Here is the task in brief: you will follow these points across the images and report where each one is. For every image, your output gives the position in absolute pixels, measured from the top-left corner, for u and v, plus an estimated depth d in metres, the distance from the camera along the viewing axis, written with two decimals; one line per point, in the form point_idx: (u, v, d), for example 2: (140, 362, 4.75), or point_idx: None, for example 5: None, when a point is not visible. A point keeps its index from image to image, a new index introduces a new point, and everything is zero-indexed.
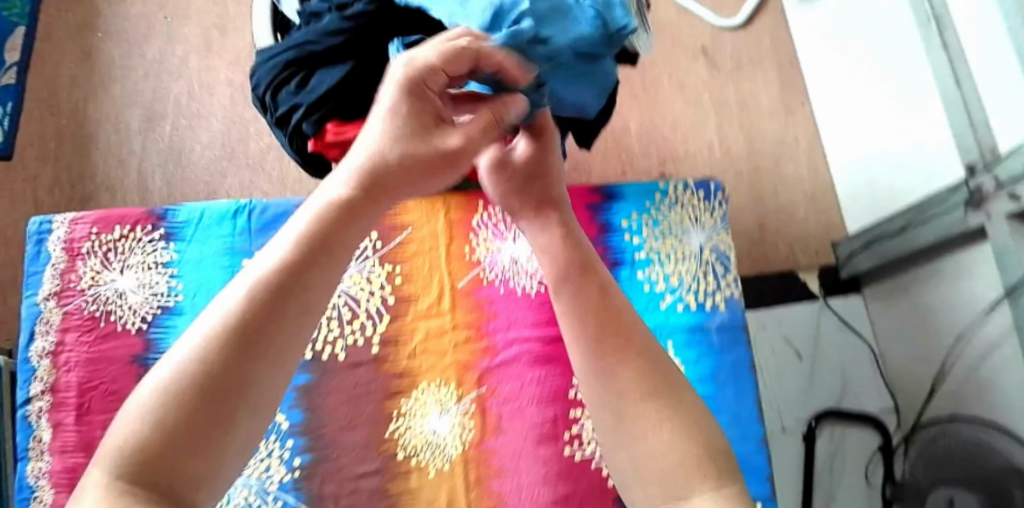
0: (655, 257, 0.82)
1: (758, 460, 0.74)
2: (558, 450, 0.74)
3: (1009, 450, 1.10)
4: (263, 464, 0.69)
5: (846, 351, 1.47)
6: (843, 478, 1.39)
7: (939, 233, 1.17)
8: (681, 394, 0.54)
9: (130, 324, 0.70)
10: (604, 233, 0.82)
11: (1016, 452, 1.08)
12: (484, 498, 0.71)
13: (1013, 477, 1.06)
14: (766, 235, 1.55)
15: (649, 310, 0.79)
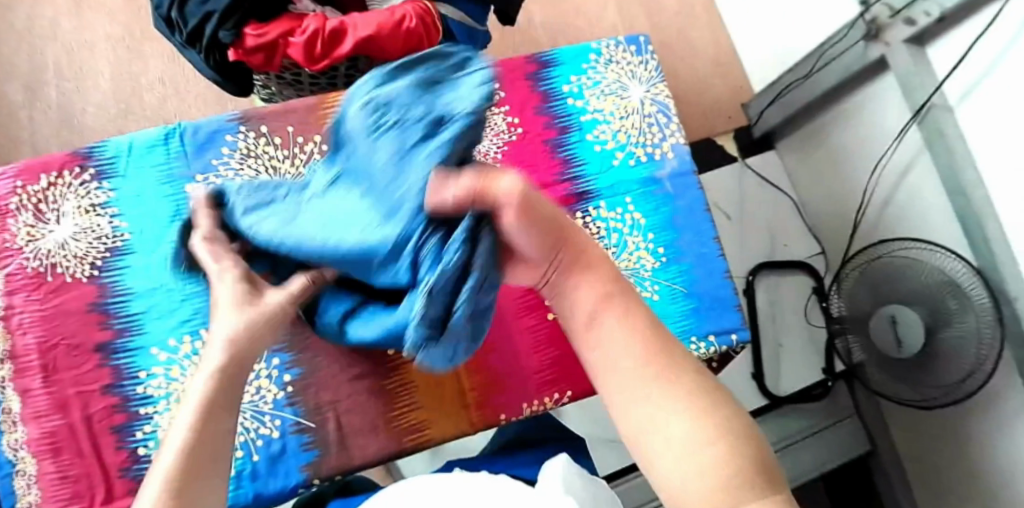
0: (601, 116, 0.84)
1: (724, 291, 0.81)
2: (542, 316, 0.75)
3: (942, 262, 1.18)
4: (251, 386, 0.65)
5: (771, 203, 1.65)
6: (786, 318, 1.58)
7: (845, 70, 1.34)
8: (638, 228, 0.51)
9: (79, 273, 0.67)
10: (548, 102, 0.83)
11: (950, 263, 1.17)
12: (475, 373, 0.71)
13: (949, 288, 1.15)
14: (681, 106, 1.67)
15: (603, 168, 0.82)
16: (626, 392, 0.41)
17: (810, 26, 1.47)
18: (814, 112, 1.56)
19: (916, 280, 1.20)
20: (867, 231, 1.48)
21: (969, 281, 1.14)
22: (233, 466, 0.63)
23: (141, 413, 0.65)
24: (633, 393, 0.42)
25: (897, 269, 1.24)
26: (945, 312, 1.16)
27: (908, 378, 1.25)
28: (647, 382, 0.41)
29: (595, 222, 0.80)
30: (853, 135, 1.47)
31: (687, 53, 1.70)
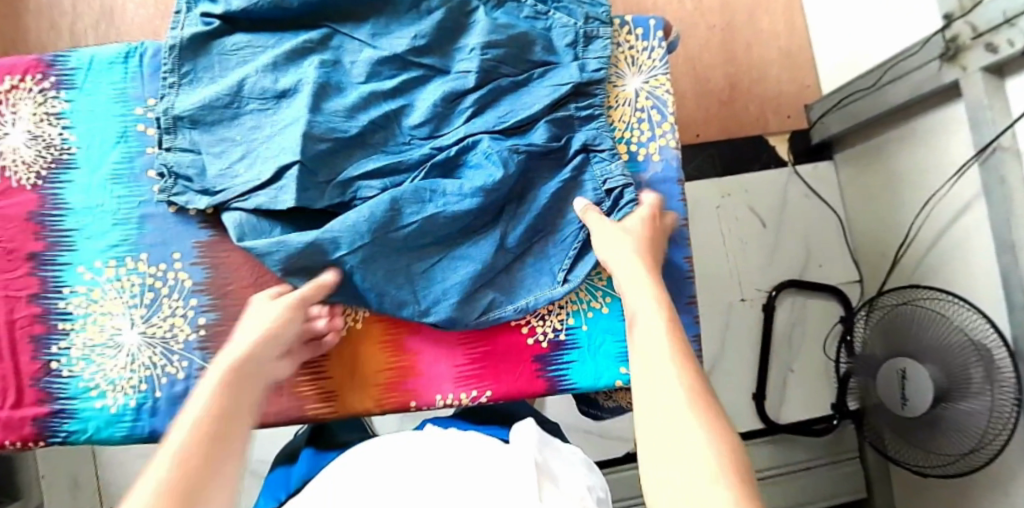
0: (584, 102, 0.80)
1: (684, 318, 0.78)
2: None
3: (969, 323, 1.11)
4: (167, 322, 0.68)
5: (813, 217, 1.53)
6: (803, 344, 1.50)
7: (912, 91, 1.21)
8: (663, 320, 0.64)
9: (24, 180, 0.68)
10: None
11: (977, 326, 1.10)
12: (399, 353, 0.73)
13: (972, 355, 1.09)
14: (736, 95, 1.53)
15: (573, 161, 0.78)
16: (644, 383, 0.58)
17: (891, 31, 1.31)
18: (875, 129, 1.41)
19: (937, 338, 1.14)
20: (906, 268, 1.38)
21: (997, 349, 1.07)
22: (135, 400, 0.67)
23: (58, 327, 0.67)
24: (653, 382, 0.57)
25: (921, 322, 1.18)
26: (964, 378, 1.11)
27: (908, 435, 1.23)
28: (653, 372, 0.58)
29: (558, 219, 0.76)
30: (911, 162, 1.33)
31: (755, 39, 1.54)
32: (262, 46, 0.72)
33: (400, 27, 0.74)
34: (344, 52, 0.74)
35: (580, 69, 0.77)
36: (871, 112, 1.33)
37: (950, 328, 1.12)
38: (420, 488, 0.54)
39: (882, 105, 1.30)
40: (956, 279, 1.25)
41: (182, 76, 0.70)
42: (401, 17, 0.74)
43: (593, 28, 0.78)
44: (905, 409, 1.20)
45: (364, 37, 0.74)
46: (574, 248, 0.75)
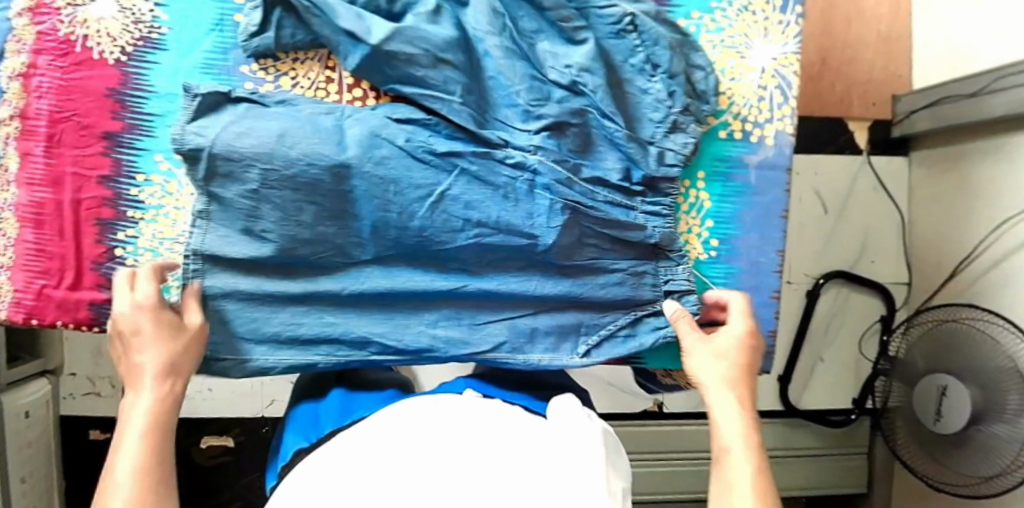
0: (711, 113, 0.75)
1: (764, 313, 0.76)
2: None
3: (1010, 344, 1.08)
4: None
5: (875, 213, 1.48)
6: (838, 336, 1.48)
7: (1016, 107, 1.14)
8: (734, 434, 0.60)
9: (108, 54, 0.64)
10: None
11: (1016, 346, 1.07)
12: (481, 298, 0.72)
13: (1010, 378, 1.07)
14: (825, 72, 1.44)
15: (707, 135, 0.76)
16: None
17: (1008, 37, 1.21)
18: (961, 135, 1.34)
19: (981, 361, 1.12)
20: (959, 285, 1.34)
21: None
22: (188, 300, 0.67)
23: (128, 215, 0.64)
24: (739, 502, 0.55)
25: (966, 343, 1.16)
26: (999, 400, 1.09)
27: (933, 451, 1.22)
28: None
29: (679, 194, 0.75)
30: (991, 177, 1.27)
31: (857, 17, 1.44)
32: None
33: (479, 102, 0.68)
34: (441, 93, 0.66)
35: (657, 160, 0.71)
36: (963, 118, 1.26)
37: (992, 349, 1.10)
38: (469, 456, 0.51)
39: (977, 114, 1.23)
40: (1011, 308, 1.22)
41: (214, 127, 0.61)
42: (490, 101, 0.69)
43: (684, 120, 0.72)
44: (937, 425, 1.20)
45: (434, 135, 0.67)
46: (603, 330, 0.72)
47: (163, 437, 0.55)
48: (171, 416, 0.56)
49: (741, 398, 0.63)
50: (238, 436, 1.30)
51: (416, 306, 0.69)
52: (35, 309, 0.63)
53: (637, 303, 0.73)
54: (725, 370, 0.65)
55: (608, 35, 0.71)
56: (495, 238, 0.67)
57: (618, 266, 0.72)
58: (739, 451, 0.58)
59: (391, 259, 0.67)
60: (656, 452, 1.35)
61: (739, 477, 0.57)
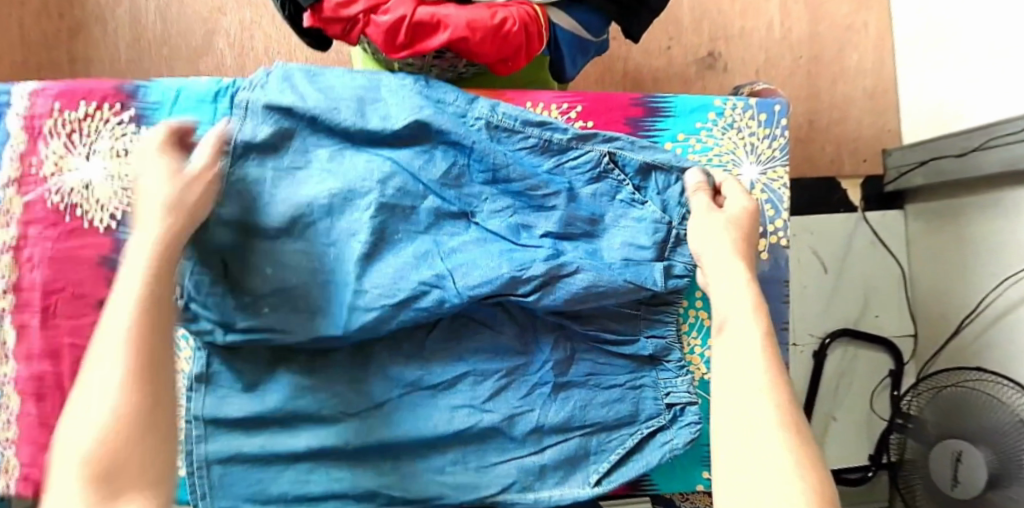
0: None
1: None
2: None
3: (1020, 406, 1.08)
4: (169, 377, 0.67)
5: (874, 270, 1.47)
6: (848, 395, 1.47)
7: (1007, 166, 1.15)
8: (734, 291, 0.62)
9: (98, 221, 0.63)
10: (652, 117, 0.77)
11: None
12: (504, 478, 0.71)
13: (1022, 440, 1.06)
14: (814, 133, 1.45)
15: None
16: (730, 410, 0.54)
17: (990, 96, 1.23)
18: (954, 189, 1.34)
19: (990, 421, 1.11)
20: (966, 340, 1.33)
21: None
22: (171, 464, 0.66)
23: None
24: (740, 359, 0.57)
25: (973, 403, 1.15)
26: (1014, 464, 1.07)
27: None
28: (743, 390, 0.55)
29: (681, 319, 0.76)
30: (986, 231, 1.27)
31: (841, 76, 1.45)
32: (350, 161, 0.68)
33: (482, 257, 0.67)
34: (449, 253, 0.67)
35: (665, 275, 0.71)
36: (955, 176, 1.27)
37: (1002, 411, 1.10)
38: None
39: (968, 171, 1.24)
40: (1018, 364, 1.21)
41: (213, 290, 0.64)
42: (495, 246, 0.68)
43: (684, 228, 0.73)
44: (954, 491, 1.17)
45: (443, 298, 0.65)
46: (616, 453, 0.70)
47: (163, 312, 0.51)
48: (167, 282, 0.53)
49: (743, 263, 0.64)
50: None
51: (422, 452, 0.67)
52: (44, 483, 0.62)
53: (644, 418, 0.72)
54: (732, 248, 0.65)
55: (586, 185, 0.73)
56: (493, 364, 0.69)
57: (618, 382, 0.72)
58: (739, 316, 0.60)
59: (394, 402, 0.67)
60: None
61: (746, 337, 0.58)
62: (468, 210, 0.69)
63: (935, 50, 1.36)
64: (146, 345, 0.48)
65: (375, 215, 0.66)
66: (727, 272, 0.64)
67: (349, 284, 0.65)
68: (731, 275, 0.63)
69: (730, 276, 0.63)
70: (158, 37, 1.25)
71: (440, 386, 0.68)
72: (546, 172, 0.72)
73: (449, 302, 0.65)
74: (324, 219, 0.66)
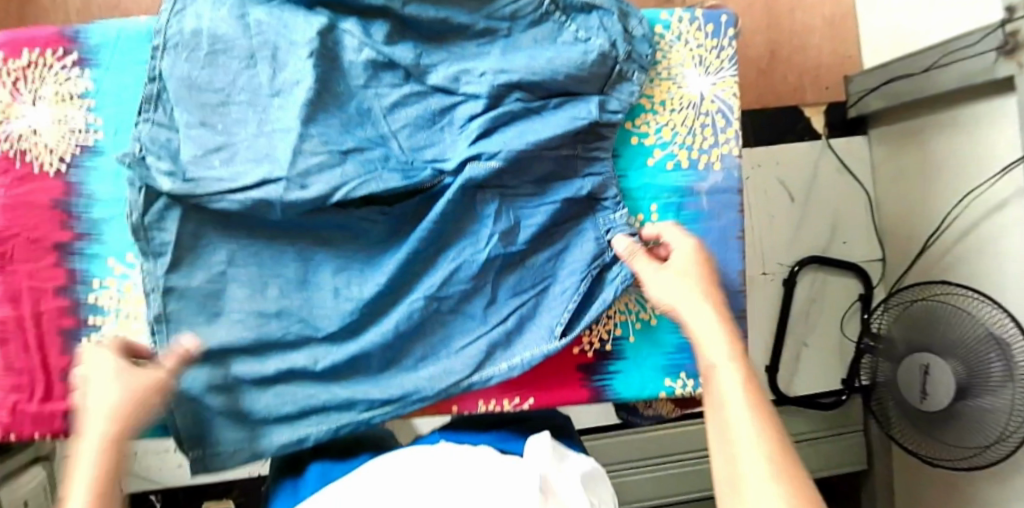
0: (681, 150, 0.78)
1: None
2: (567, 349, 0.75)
3: (987, 315, 1.10)
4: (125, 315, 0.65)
5: (842, 196, 1.50)
6: (820, 320, 1.50)
7: (964, 81, 1.16)
8: (706, 340, 0.60)
9: (47, 166, 0.64)
10: None
11: (993, 317, 1.09)
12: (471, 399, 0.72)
13: (993, 348, 1.09)
14: (775, 64, 1.45)
15: (636, 166, 0.77)
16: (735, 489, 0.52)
17: (947, 13, 1.24)
18: (916, 110, 1.35)
19: (957, 334, 1.14)
20: (931, 258, 1.36)
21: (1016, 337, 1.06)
22: None
23: (89, 322, 0.65)
24: (730, 421, 0.55)
25: (942, 317, 1.18)
26: (984, 372, 1.11)
27: (925, 429, 1.23)
28: (736, 450, 0.53)
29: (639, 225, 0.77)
30: (949, 150, 1.29)
31: (799, 5, 1.46)
32: (291, 27, 0.67)
33: (419, 121, 0.69)
34: (384, 117, 0.69)
35: (600, 107, 0.72)
36: (916, 96, 1.28)
37: (971, 323, 1.12)
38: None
39: (928, 90, 1.24)
40: (980, 277, 1.24)
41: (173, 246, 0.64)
42: (437, 113, 0.70)
43: (629, 70, 0.74)
44: (924, 404, 1.21)
45: (388, 156, 0.68)
46: (574, 301, 0.71)
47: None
48: (115, 472, 0.53)
49: (715, 310, 0.62)
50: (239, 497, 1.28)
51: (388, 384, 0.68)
52: (11, 425, 0.64)
53: (589, 261, 0.72)
54: (697, 291, 0.63)
55: (528, 29, 0.72)
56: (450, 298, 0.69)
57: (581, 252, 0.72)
58: (721, 368, 0.58)
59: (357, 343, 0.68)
60: (657, 456, 1.37)
61: (731, 392, 0.56)
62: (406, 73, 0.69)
63: None
64: None
65: (315, 65, 0.66)
66: (700, 321, 0.61)
67: (293, 130, 0.65)
68: (701, 324, 0.61)
69: (702, 339, 0.60)
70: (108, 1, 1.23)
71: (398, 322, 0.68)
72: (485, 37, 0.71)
73: (393, 159, 0.68)
74: (264, 74, 0.66)
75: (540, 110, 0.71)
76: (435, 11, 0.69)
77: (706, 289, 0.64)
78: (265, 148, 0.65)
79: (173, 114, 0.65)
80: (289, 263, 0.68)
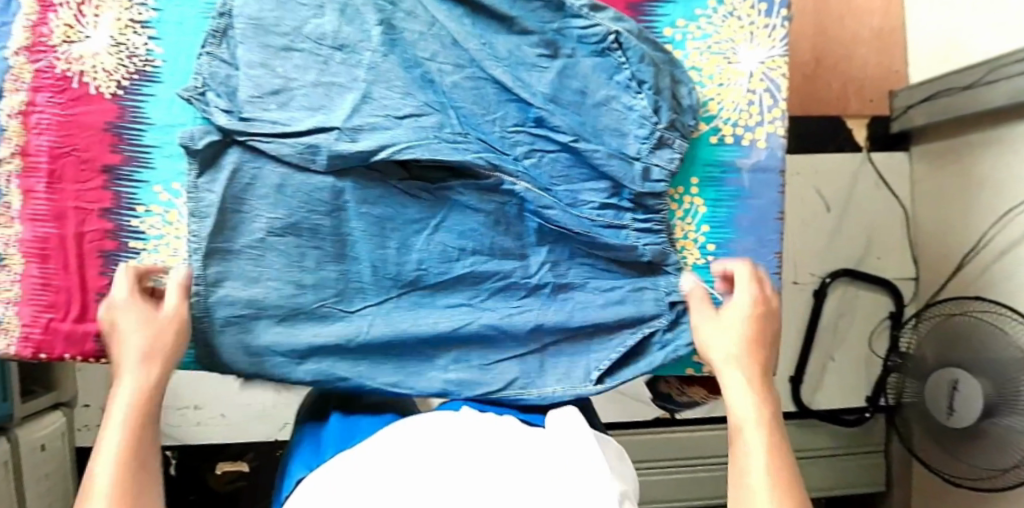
0: (726, 125, 0.77)
1: None
2: None
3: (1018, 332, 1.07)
4: (168, 243, 0.65)
5: (878, 209, 1.47)
6: (848, 335, 1.47)
7: (1012, 96, 1.14)
8: (743, 395, 0.61)
9: (104, 89, 0.65)
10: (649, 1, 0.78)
11: None
12: None
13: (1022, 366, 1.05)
14: (820, 70, 1.44)
15: None
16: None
17: (1001, 29, 1.21)
18: (961, 127, 1.32)
19: (989, 351, 1.11)
20: (967, 279, 1.33)
21: None
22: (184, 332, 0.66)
23: (130, 246, 0.65)
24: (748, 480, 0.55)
25: (973, 333, 1.15)
26: (1011, 391, 1.07)
27: (949, 447, 1.20)
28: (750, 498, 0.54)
29: (680, 199, 0.76)
30: (993, 167, 1.26)
31: (849, 14, 1.44)
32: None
33: (473, 97, 0.69)
34: (443, 90, 0.68)
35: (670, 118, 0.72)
36: (961, 110, 1.25)
37: (1004, 341, 1.09)
38: (463, 471, 0.50)
39: (977, 106, 1.22)
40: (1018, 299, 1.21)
41: (220, 182, 0.64)
42: (493, 97, 0.69)
43: (677, 75, 0.75)
44: (950, 420, 1.18)
45: (444, 122, 0.67)
46: (614, 309, 0.71)
47: (142, 463, 0.54)
48: (147, 420, 0.56)
49: (757, 375, 0.62)
50: (253, 459, 1.28)
51: (424, 351, 0.68)
52: (42, 343, 0.64)
53: (628, 278, 0.73)
54: (740, 348, 0.64)
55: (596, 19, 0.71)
56: (491, 265, 0.70)
57: (604, 220, 0.71)
58: (750, 421, 0.59)
59: (393, 301, 0.68)
60: (671, 458, 1.35)
61: (754, 455, 0.56)
62: (472, 57, 0.68)
63: None
64: (133, 473, 0.52)
65: (385, 34, 0.67)
66: (745, 375, 0.62)
67: (357, 89, 0.66)
68: (739, 381, 0.62)
69: (738, 392, 0.61)
70: None
71: (438, 286, 0.69)
72: (551, 29, 0.70)
73: (448, 128, 0.67)
74: (330, 25, 0.66)
75: (593, 97, 0.71)
76: (508, 7, 0.69)
77: (755, 345, 0.64)
78: (323, 99, 0.65)
79: (236, 51, 0.65)
80: (317, 211, 0.66)
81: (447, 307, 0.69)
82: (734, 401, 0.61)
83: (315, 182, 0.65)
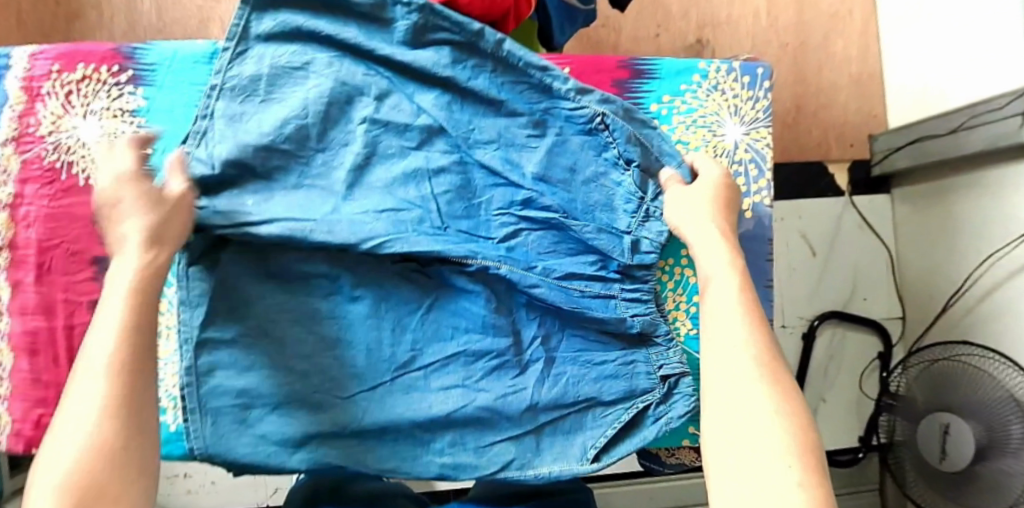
0: None
1: None
2: None
3: (1001, 374, 1.09)
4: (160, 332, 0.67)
5: (862, 251, 1.49)
6: (838, 377, 1.48)
7: (988, 142, 1.17)
8: (714, 254, 0.61)
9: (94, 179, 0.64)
10: (637, 78, 0.79)
11: (1011, 377, 1.07)
12: None
13: (1012, 409, 1.06)
14: (801, 117, 1.47)
15: None
16: (711, 363, 0.54)
17: (973, 79, 1.26)
18: (941, 171, 1.36)
19: (978, 395, 1.12)
20: (953, 320, 1.35)
21: None
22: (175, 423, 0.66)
23: None
24: (717, 332, 0.55)
25: (961, 377, 1.16)
26: (1001, 434, 1.08)
27: (944, 492, 1.19)
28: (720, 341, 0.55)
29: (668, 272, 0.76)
30: (972, 209, 1.29)
31: (827, 64, 1.48)
32: (348, 84, 0.67)
33: (459, 184, 0.69)
34: (430, 176, 0.69)
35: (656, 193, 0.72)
36: (939, 155, 1.29)
37: (991, 384, 1.10)
38: None
39: (954, 149, 1.25)
40: (1003, 340, 1.23)
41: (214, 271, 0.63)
42: (479, 185, 0.70)
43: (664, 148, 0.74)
44: (942, 464, 1.18)
45: (424, 215, 0.68)
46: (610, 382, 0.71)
47: (141, 373, 0.47)
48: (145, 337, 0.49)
49: (724, 235, 0.63)
50: None
51: (418, 436, 0.67)
52: (34, 438, 0.62)
53: (621, 351, 0.72)
54: (711, 213, 0.65)
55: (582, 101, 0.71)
56: (485, 344, 0.69)
57: (592, 290, 0.71)
58: (719, 276, 0.59)
59: (387, 385, 0.66)
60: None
61: (725, 308, 0.56)
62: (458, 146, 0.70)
63: (918, 37, 1.39)
64: (133, 395, 0.46)
65: (368, 130, 0.68)
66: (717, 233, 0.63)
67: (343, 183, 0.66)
68: (711, 236, 0.63)
69: (709, 249, 0.62)
70: (155, 26, 1.25)
71: (430, 367, 0.68)
72: (539, 109, 0.71)
73: (427, 223, 0.68)
74: (318, 122, 0.66)
75: (582, 173, 0.72)
76: (497, 91, 0.70)
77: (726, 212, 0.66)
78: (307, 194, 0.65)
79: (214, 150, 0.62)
80: (324, 296, 0.66)
81: (440, 387, 0.68)
82: (706, 256, 0.61)
83: (312, 266, 0.66)
